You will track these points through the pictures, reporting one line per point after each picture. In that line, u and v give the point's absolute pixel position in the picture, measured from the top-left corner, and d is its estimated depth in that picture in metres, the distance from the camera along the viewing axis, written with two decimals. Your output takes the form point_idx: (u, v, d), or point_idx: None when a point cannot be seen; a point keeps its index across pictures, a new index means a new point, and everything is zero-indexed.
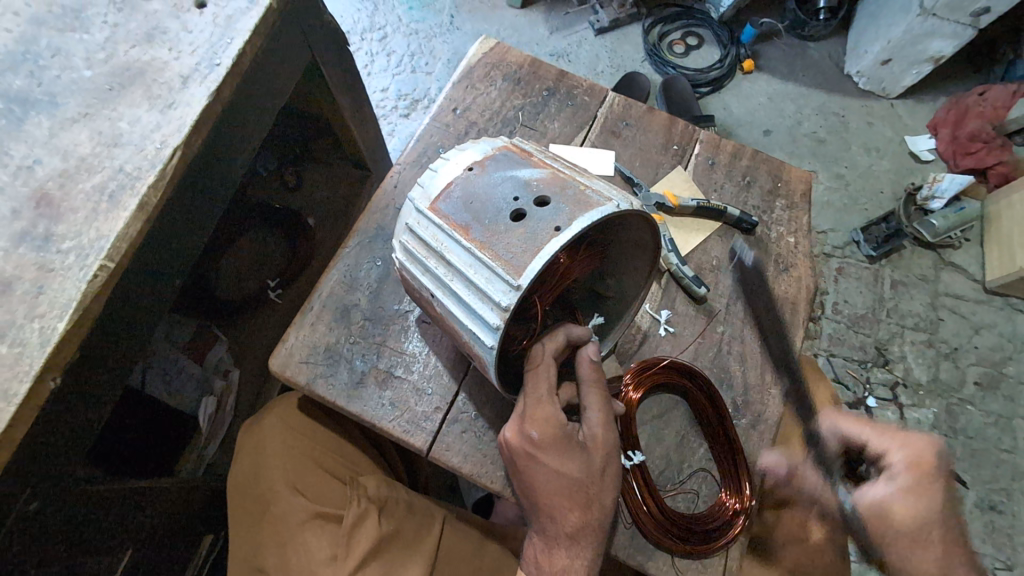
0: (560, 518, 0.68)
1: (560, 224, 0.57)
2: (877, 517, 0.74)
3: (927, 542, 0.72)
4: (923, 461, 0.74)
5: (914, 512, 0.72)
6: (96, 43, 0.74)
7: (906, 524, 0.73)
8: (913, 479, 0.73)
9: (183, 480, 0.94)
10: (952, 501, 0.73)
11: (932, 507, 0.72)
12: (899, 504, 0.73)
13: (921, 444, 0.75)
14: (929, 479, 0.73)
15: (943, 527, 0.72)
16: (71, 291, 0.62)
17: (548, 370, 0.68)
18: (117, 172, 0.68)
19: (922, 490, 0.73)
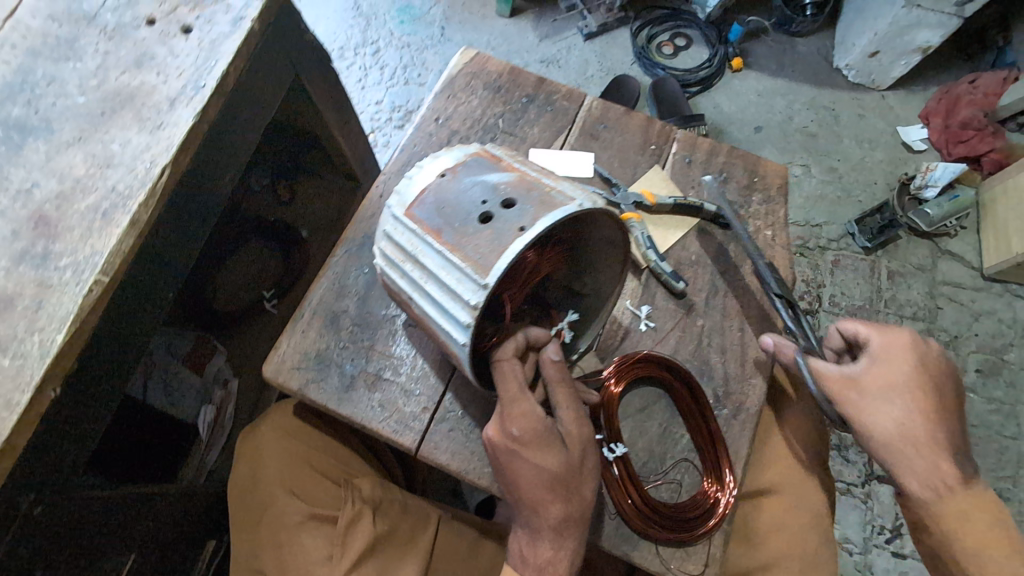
0: (543, 511, 0.70)
1: (524, 224, 0.60)
2: (844, 386, 0.77)
3: (892, 411, 0.74)
4: (902, 342, 0.76)
5: (884, 384, 0.75)
6: (88, 71, 0.78)
7: (871, 393, 0.75)
8: (888, 358, 0.76)
9: (187, 486, 0.98)
10: (924, 386, 0.75)
11: (902, 383, 0.75)
12: (871, 377, 0.76)
13: (903, 332, 0.77)
14: (905, 360, 0.76)
15: (912, 403, 0.74)
16: (69, 305, 0.66)
17: (517, 367, 0.71)
18: (110, 192, 0.72)
19: (895, 368, 0.75)
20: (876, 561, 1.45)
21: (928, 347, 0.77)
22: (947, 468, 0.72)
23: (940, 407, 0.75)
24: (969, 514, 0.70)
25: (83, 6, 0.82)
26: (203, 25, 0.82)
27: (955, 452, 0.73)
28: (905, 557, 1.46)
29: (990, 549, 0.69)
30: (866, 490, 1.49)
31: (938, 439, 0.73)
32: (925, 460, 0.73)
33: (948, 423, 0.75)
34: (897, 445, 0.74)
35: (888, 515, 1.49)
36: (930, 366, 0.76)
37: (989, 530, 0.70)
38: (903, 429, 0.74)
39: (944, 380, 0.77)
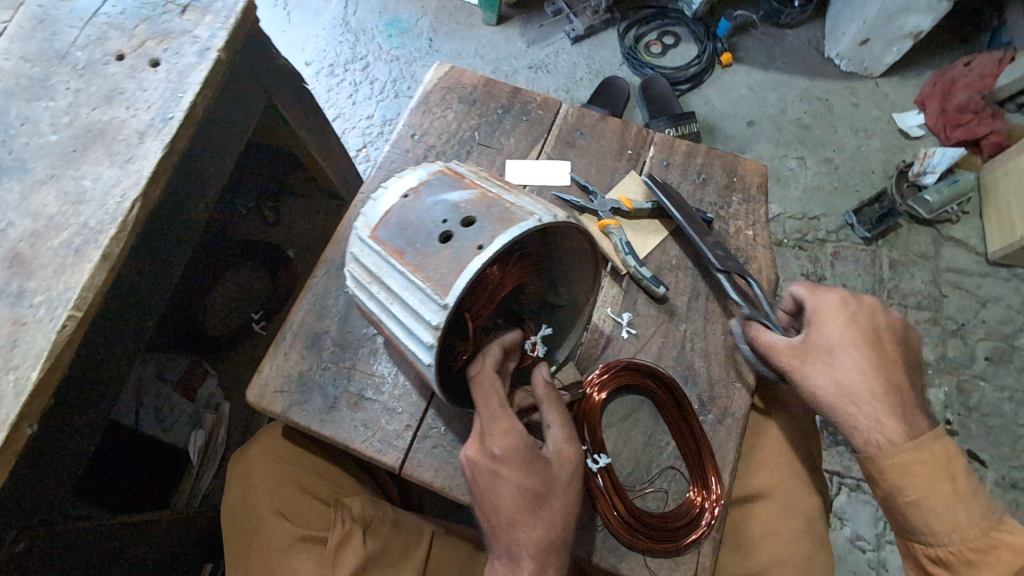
0: (522, 536, 0.68)
1: (482, 242, 0.60)
2: (790, 351, 0.78)
3: (835, 371, 0.75)
4: (840, 303, 0.78)
5: (827, 345, 0.76)
6: (60, 109, 0.80)
7: (816, 356, 0.76)
8: (828, 319, 0.78)
9: (181, 513, 0.98)
10: (864, 343, 0.76)
11: (844, 343, 0.76)
12: (815, 340, 0.77)
13: (841, 293, 0.79)
14: (845, 320, 0.77)
15: (855, 361, 0.75)
16: (42, 342, 0.67)
17: (498, 385, 0.70)
18: (82, 228, 0.73)
19: (832, 326, 0.77)
20: (890, 558, 1.41)
21: (868, 305, 0.78)
22: (892, 424, 0.72)
23: (886, 363, 0.75)
24: (912, 467, 0.69)
25: (54, 45, 0.84)
26: (171, 57, 0.83)
27: (902, 407, 0.73)
28: None
29: (933, 501, 0.68)
30: None
31: (885, 393, 0.73)
32: (871, 418, 0.72)
33: (895, 377, 0.75)
34: (844, 404, 0.74)
35: None
36: (872, 323, 0.77)
37: (935, 482, 0.68)
38: (847, 386, 0.74)
39: (888, 336, 0.78)
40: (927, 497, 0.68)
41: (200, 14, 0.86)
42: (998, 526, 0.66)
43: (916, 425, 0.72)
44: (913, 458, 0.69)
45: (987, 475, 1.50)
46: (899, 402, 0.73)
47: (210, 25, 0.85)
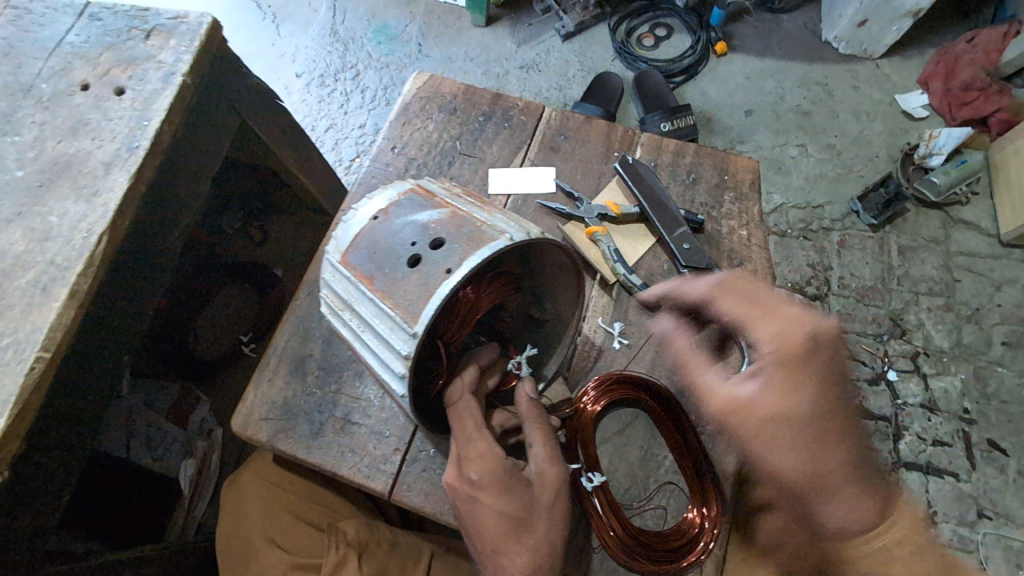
0: (507, 564, 0.65)
1: (451, 266, 0.58)
2: (745, 415, 0.74)
3: (804, 452, 0.73)
4: (789, 356, 0.74)
5: (781, 412, 0.73)
6: (25, 143, 0.78)
7: (775, 423, 0.73)
8: (780, 379, 0.73)
9: (174, 544, 0.97)
10: (818, 397, 0.73)
11: (800, 408, 0.73)
12: (765, 405, 0.73)
13: (788, 334, 0.75)
14: (795, 377, 0.73)
15: (815, 431, 0.73)
16: (10, 386, 0.65)
17: (473, 406, 0.68)
18: (49, 265, 0.71)
19: (789, 387, 0.73)
20: None
21: (812, 349, 0.74)
22: (852, 492, 0.73)
23: (832, 418, 0.73)
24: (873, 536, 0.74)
25: (19, 78, 0.82)
26: (136, 84, 0.81)
27: (859, 466, 0.74)
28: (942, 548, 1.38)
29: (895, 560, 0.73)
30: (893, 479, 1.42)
31: (844, 457, 0.73)
32: (836, 494, 0.73)
33: (851, 438, 0.74)
34: (812, 483, 0.73)
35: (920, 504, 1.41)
36: (820, 377, 0.73)
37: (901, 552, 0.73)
38: (814, 461, 0.73)
39: (835, 383, 0.74)
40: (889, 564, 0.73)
41: (165, 38, 0.84)
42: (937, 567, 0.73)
43: (871, 482, 0.74)
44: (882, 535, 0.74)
45: (1010, 465, 1.44)
46: (856, 463, 0.73)
47: (175, 50, 0.83)
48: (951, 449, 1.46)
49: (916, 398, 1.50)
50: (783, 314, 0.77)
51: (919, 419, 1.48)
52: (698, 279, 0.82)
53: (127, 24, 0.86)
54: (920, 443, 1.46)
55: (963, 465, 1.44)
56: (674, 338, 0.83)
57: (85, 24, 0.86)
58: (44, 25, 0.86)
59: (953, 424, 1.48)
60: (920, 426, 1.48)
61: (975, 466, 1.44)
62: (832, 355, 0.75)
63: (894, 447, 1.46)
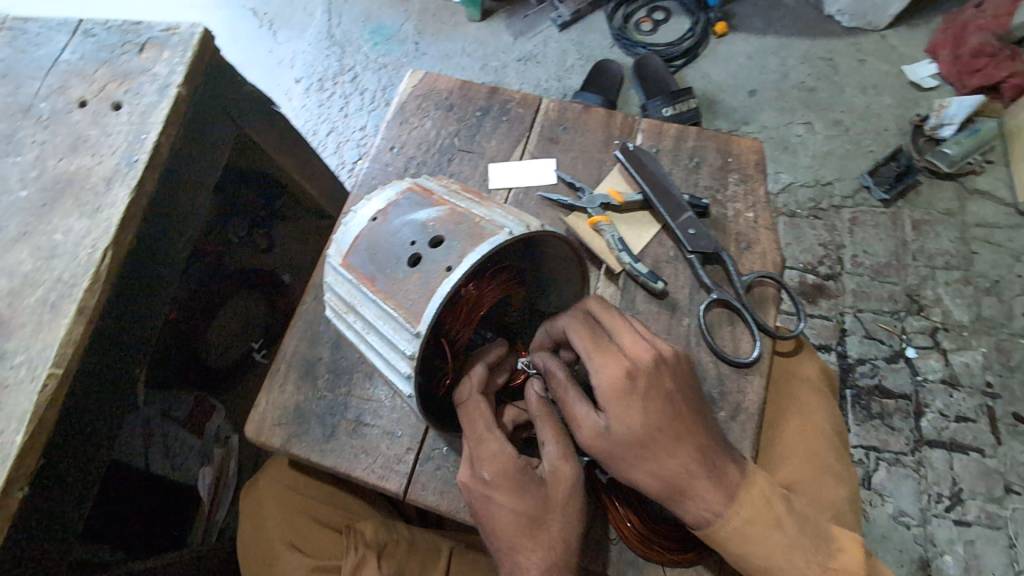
0: (523, 560, 0.65)
1: (451, 263, 0.57)
2: (596, 441, 0.67)
3: (650, 466, 0.66)
4: (624, 380, 0.66)
5: (625, 435, 0.66)
6: (28, 163, 0.79)
7: (621, 448, 0.66)
8: (623, 400, 0.66)
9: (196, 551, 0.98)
10: (665, 425, 0.66)
11: (642, 430, 0.65)
12: (616, 429, 0.66)
13: (626, 357, 0.67)
14: (639, 406, 0.66)
15: (661, 445, 0.66)
16: (25, 404, 0.66)
17: (484, 407, 0.67)
18: (57, 282, 0.72)
19: (631, 416, 0.66)
20: (937, 533, 1.35)
21: (650, 368, 0.66)
22: (714, 493, 0.67)
23: (687, 437, 0.67)
24: (739, 529, 0.67)
25: (18, 99, 0.83)
26: (132, 98, 0.82)
27: (718, 469, 0.67)
28: (970, 525, 1.35)
29: (777, 555, 0.67)
30: (916, 458, 1.40)
31: (699, 466, 0.66)
32: (692, 495, 0.67)
33: (702, 442, 0.67)
34: (671, 492, 0.67)
35: (945, 481, 1.38)
36: (664, 392, 0.67)
37: (768, 537, 0.67)
38: (664, 474, 0.66)
39: (685, 396, 0.68)
40: (768, 557, 0.67)
41: (158, 51, 0.84)
42: (834, 553, 0.68)
43: (732, 480, 0.68)
44: (743, 520, 0.67)
45: None
46: (713, 468, 0.67)
47: (169, 61, 0.83)
48: (975, 425, 1.43)
49: (936, 374, 1.47)
50: (624, 338, 0.69)
51: (940, 396, 1.45)
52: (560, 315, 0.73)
53: (120, 38, 0.86)
54: (943, 420, 1.44)
55: (988, 440, 1.41)
56: (548, 371, 0.70)
57: (79, 41, 0.86)
58: (39, 44, 0.87)
59: (975, 399, 1.45)
60: (941, 403, 1.45)
61: (1000, 441, 1.42)
62: (674, 372, 0.69)
63: (916, 425, 1.43)
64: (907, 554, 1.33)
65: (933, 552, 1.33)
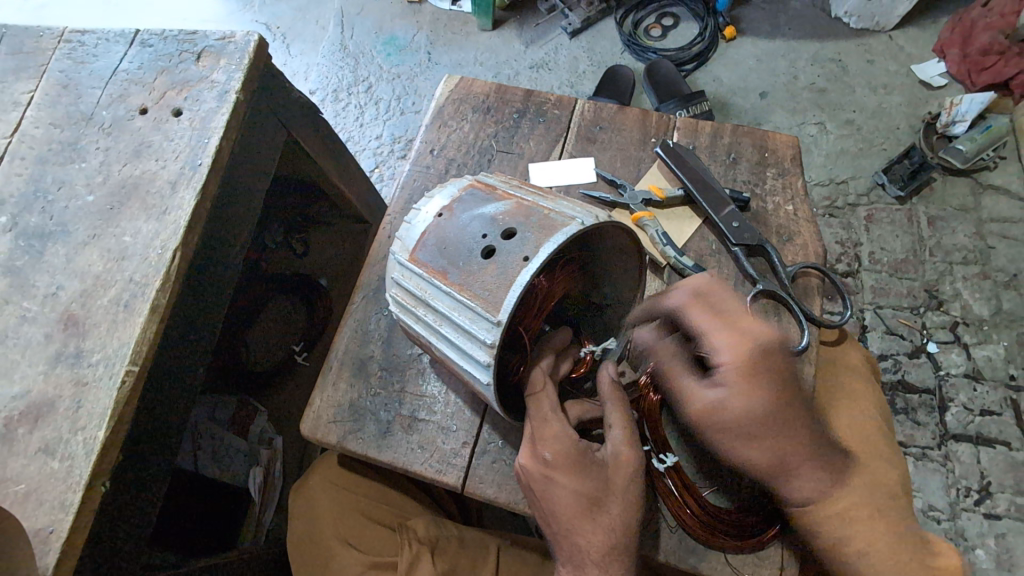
0: (584, 543, 0.66)
1: (526, 253, 0.60)
2: (710, 415, 0.71)
3: (766, 442, 0.69)
4: (749, 358, 0.70)
5: (743, 413, 0.69)
6: (93, 168, 0.81)
7: (732, 424, 0.69)
8: (743, 380, 0.69)
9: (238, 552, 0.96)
10: (784, 403, 0.70)
11: (760, 410, 0.68)
12: (732, 405, 0.69)
13: (752, 341, 0.71)
14: (762, 386, 0.69)
15: (778, 424, 0.69)
16: (105, 399, 0.68)
17: (551, 391, 0.69)
18: (129, 283, 0.74)
19: (753, 393, 0.69)
20: (967, 525, 1.35)
21: (775, 352, 0.70)
22: (817, 476, 0.71)
23: (801, 418, 0.71)
24: (836, 513, 0.70)
25: (80, 107, 0.85)
26: (192, 105, 0.84)
27: (825, 456, 0.71)
28: (1000, 518, 1.35)
29: (875, 538, 0.69)
30: (943, 452, 1.40)
31: (806, 445, 0.71)
32: (798, 472, 0.70)
33: (812, 425, 0.71)
34: (775, 472, 0.70)
35: (973, 475, 1.39)
36: (786, 377, 0.70)
37: (870, 522, 0.70)
38: (777, 449, 0.69)
39: (800, 382, 0.72)
40: (868, 538, 0.69)
41: (214, 58, 0.87)
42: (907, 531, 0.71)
43: (838, 462, 0.71)
44: (842, 502, 0.70)
45: None
46: (822, 451, 0.71)
47: (226, 69, 0.86)
48: (1001, 418, 1.43)
49: (959, 368, 1.48)
50: (746, 320, 0.72)
51: (964, 389, 1.46)
52: (674, 288, 0.74)
53: (177, 48, 0.89)
54: (968, 414, 1.44)
55: (1015, 433, 1.42)
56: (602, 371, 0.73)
57: (137, 51, 0.89)
58: (98, 55, 0.89)
59: (999, 392, 1.46)
60: (965, 397, 1.46)
61: None
62: (791, 360, 0.72)
63: (940, 419, 1.44)
64: None
65: (964, 546, 1.33)
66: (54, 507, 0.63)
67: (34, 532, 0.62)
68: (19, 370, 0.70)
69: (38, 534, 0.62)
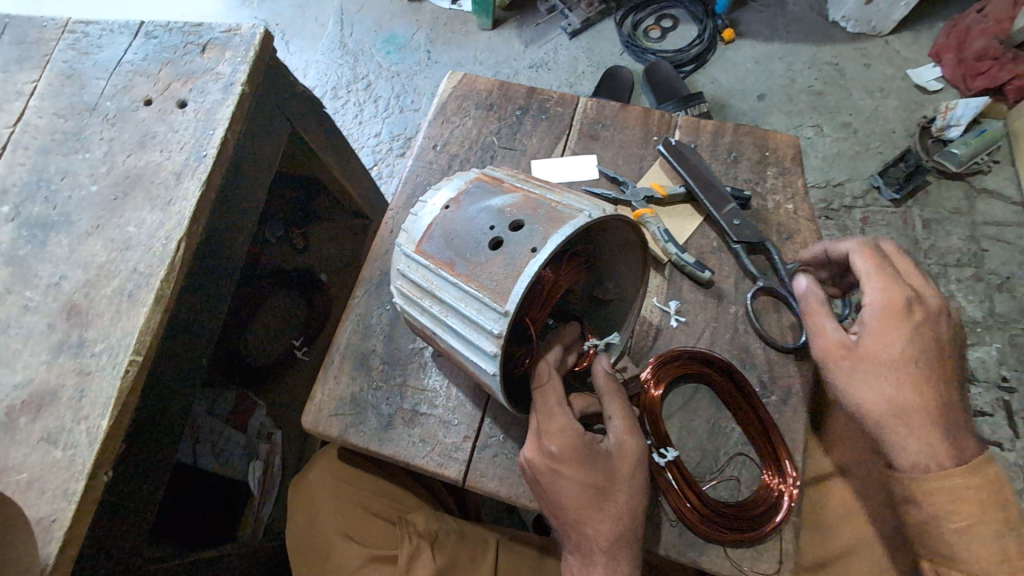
0: (593, 532, 0.67)
1: (535, 245, 0.60)
2: (839, 350, 0.73)
3: (890, 386, 0.70)
4: (899, 303, 0.71)
5: (883, 356, 0.70)
6: (97, 159, 0.81)
7: (867, 365, 0.71)
8: (886, 323, 0.71)
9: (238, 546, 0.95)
10: (927, 355, 0.70)
11: (902, 356, 0.70)
12: (876, 347, 0.71)
13: (907, 291, 0.72)
14: (904, 331, 0.70)
15: (912, 371, 0.69)
16: (109, 388, 0.68)
17: (557, 383, 0.70)
18: (133, 273, 0.74)
19: (891, 336, 0.70)
20: None
21: (930, 309, 0.71)
22: (941, 447, 0.68)
23: (940, 380, 0.70)
24: (950, 486, 0.66)
25: (84, 98, 0.85)
26: (197, 96, 0.84)
27: (954, 427, 0.68)
28: None
29: (982, 529, 0.66)
30: None
31: (936, 406, 0.69)
32: (914, 429, 0.69)
33: (948, 392, 0.70)
34: (895, 422, 0.69)
35: None
36: (936, 337, 0.71)
37: (983, 513, 0.66)
38: (898, 397, 0.69)
39: (948, 348, 0.71)
40: (973, 527, 0.66)
41: (219, 51, 0.87)
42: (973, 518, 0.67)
43: (960, 437, 0.69)
44: (964, 484, 0.67)
45: None
46: (951, 422, 0.69)
47: (231, 61, 0.86)
48: (993, 419, 1.45)
49: None
50: (909, 279, 0.74)
51: None
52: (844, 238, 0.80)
53: (182, 40, 0.89)
54: None
55: (1006, 434, 1.44)
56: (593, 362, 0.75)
57: (141, 42, 0.89)
58: (102, 46, 0.89)
59: (992, 394, 1.48)
60: None
61: (1018, 435, 1.44)
62: (946, 325, 0.72)
63: None
64: None
65: None
66: (56, 496, 0.63)
67: (36, 521, 0.62)
68: (21, 359, 0.70)
69: (41, 522, 0.62)
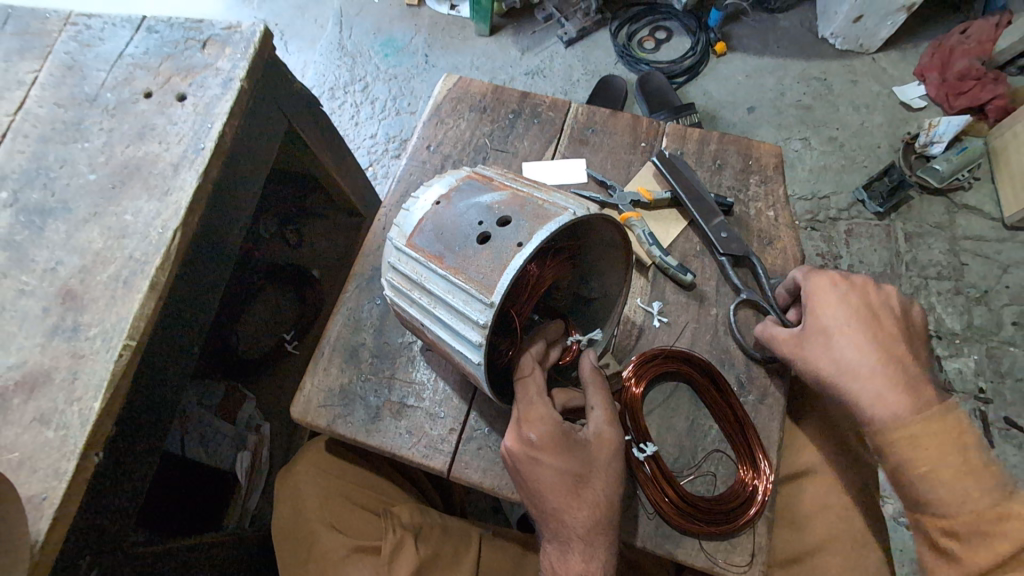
0: (570, 519, 0.69)
1: (521, 240, 0.63)
2: (788, 339, 0.79)
3: (833, 351, 0.75)
4: (826, 282, 0.79)
5: (823, 327, 0.76)
6: (96, 149, 0.83)
7: (815, 341, 0.77)
8: (818, 299, 0.78)
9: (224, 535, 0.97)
10: (862, 317, 0.75)
11: (841, 323, 0.75)
12: (815, 322, 0.77)
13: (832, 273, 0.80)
14: (836, 304, 0.77)
15: (850, 334, 0.74)
16: (102, 371, 0.69)
17: (539, 375, 0.73)
18: (129, 260, 0.76)
19: (824, 308, 0.77)
20: None
21: (856, 283, 0.79)
22: (894, 395, 0.71)
23: (881, 338, 0.74)
24: (909, 435, 0.69)
25: (84, 89, 0.87)
26: (196, 90, 0.86)
27: (902, 377, 0.72)
28: None
29: (945, 473, 0.67)
30: None
31: (880, 361, 0.73)
32: (865, 384, 0.72)
33: (892, 348, 0.74)
34: (847, 384, 0.73)
35: None
36: (870, 302, 0.77)
37: (945, 455, 0.68)
38: (844, 360, 0.74)
39: (885, 310, 0.77)
40: (936, 468, 0.68)
41: (220, 47, 0.89)
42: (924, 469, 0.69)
43: (914, 387, 0.71)
44: (921, 430, 0.69)
45: None
46: (900, 373, 0.72)
47: (231, 57, 0.88)
48: None
49: None
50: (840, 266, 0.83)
51: None
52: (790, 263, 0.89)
53: (184, 35, 0.91)
54: None
55: None
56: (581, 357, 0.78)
57: (143, 36, 0.91)
58: (104, 39, 0.91)
59: (968, 403, 1.52)
60: None
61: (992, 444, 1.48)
62: (879, 292, 0.78)
63: None
64: (908, 553, 1.35)
65: None
66: (48, 475, 0.64)
67: (27, 498, 0.63)
68: (15, 342, 0.71)
69: (31, 500, 0.63)
